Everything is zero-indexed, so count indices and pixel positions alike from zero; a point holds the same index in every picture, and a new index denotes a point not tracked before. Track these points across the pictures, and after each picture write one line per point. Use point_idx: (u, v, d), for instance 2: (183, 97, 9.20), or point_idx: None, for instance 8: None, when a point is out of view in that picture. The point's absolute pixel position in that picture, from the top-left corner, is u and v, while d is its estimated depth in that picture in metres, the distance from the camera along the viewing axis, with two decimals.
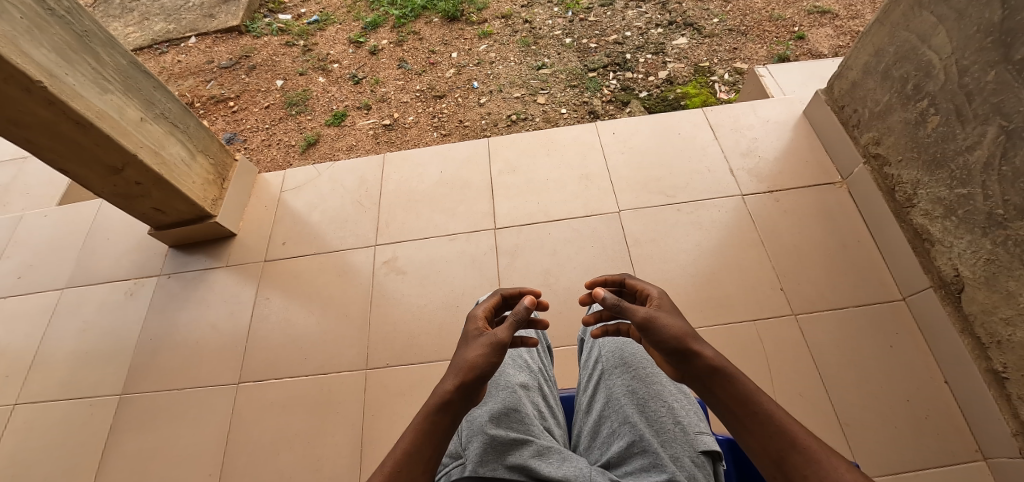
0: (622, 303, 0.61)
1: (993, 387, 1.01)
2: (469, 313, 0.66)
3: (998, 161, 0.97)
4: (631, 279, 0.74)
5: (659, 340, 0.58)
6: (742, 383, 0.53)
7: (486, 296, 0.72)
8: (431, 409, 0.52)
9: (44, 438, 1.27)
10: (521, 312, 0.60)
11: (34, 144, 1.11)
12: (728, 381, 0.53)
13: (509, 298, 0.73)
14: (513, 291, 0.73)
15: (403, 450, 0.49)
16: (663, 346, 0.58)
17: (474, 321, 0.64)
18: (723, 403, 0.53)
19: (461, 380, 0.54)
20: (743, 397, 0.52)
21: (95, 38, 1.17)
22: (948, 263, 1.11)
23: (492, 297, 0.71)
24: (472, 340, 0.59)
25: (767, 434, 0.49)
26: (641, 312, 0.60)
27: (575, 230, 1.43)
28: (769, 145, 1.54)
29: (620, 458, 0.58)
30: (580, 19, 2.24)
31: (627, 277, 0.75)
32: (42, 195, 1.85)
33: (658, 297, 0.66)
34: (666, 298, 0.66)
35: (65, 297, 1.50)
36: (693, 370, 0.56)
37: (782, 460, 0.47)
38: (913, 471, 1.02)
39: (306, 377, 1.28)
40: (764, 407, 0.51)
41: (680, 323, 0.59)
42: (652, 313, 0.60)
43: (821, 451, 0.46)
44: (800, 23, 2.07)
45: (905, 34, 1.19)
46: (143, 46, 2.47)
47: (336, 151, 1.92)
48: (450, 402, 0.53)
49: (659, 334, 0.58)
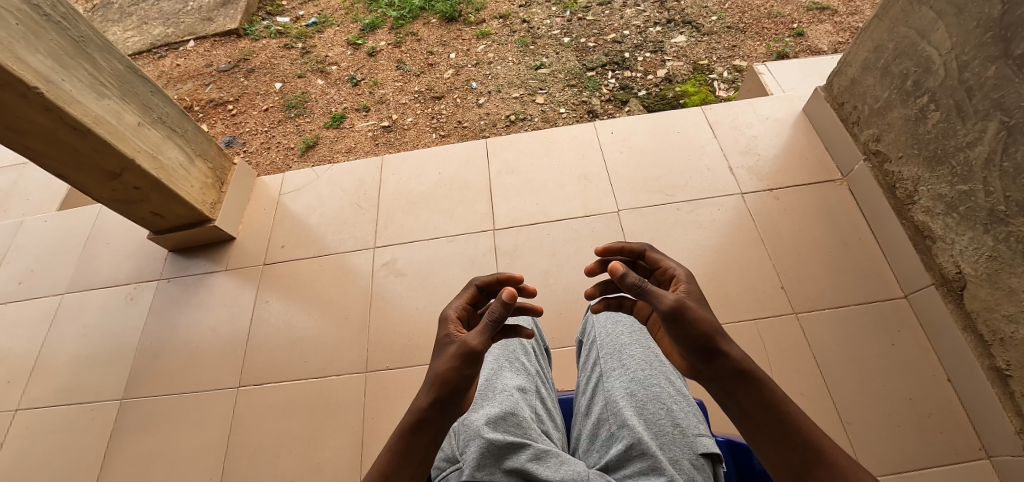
0: (646, 284, 0.56)
1: (997, 385, 1.00)
2: (444, 316, 0.64)
3: (999, 156, 0.96)
4: (655, 253, 0.70)
5: (685, 331, 0.54)
6: (772, 390, 0.51)
7: (461, 289, 0.69)
8: (408, 428, 0.52)
9: (45, 443, 1.27)
10: (497, 307, 0.55)
11: (32, 150, 1.11)
12: (754, 384, 0.52)
13: (487, 287, 0.70)
14: (490, 279, 0.69)
15: (378, 472, 0.50)
16: (688, 340, 0.55)
17: (449, 325, 0.62)
18: (744, 408, 0.52)
19: (432, 397, 0.53)
20: (770, 403, 0.51)
21: (92, 44, 1.17)
22: (949, 260, 1.10)
23: (466, 291, 0.69)
24: (445, 350, 0.57)
25: (791, 447, 0.48)
26: (670, 299, 0.55)
27: (574, 230, 1.42)
28: (768, 143, 1.53)
29: (619, 461, 0.57)
30: (578, 19, 2.23)
31: (652, 249, 0.71)
32: (42, 200, 1.86)
33: (684, 278, 0.63)
34: (695, 285, 0.62)
35: (66, 302, 1.50)
36: (714, 370, 0.54)
37: (805, 474, 0.47)
38: (916, 470, 1.01)
39: (305, 380, 1.28)
40: (788, 414, 0.50)
41: (710, 315, 0.56)
42: (681, 299, 0.55)
43: (846, 465, 0.46)
44: (799, 19, 2.06)
45: (904, 30, 1.18)
46: (142, 50, 2.48)
47: (335, 153, 1.92)
48: (427, 416, 0.52)
49: (686, 324, 0.54)
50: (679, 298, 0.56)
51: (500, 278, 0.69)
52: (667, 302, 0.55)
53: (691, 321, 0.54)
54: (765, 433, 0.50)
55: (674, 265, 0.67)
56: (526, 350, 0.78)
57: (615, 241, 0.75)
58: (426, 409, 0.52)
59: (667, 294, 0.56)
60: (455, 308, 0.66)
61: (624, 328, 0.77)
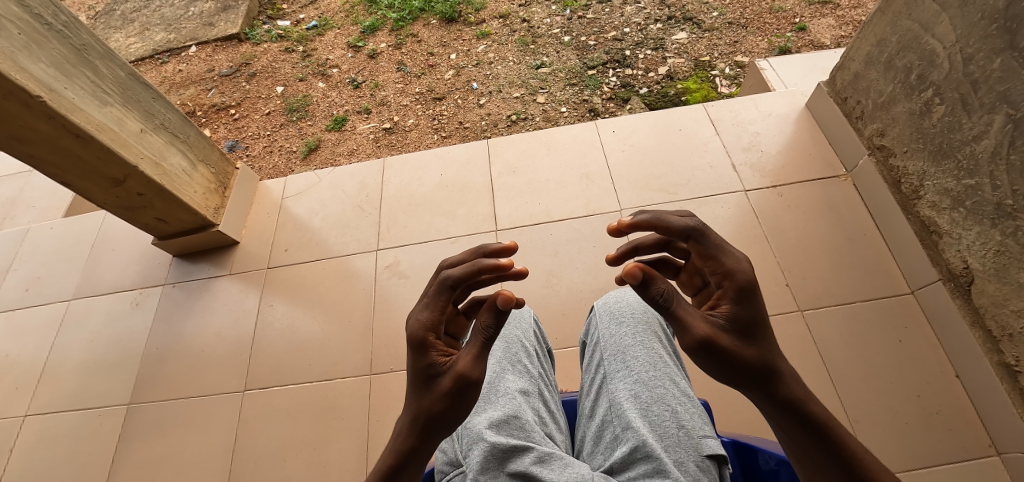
0: (676, 292, 0.51)
1: (1006, 380, 0.99)
2: (424, 340, 0.54)
3: (1005, 150, 0.95)
4: (700, 244, 0.56)
5: (711, 361, 0.51)
6: (836, 434, 0.48)
7: (429, 294, 0.56)
8: (387, 472, 0.52)
9: (54, 449, 1.28)
10: (488, 319, 0.53)
11: (36, 158, 1.12)
12: (811, 425, 0.48)
13: (459, 281, 0.56)
14: (466, 273, 0.56)
15: None
16: (715, 367, 0.51)
17: (433, 349, 0.55)
18: (801, 444, 0.49)
19: (419, 438, 0.52)
20: (838, 451, 0.47)
21: (93, 51, 1.18)
22: (957, 255, 1.09)
23: (439, 299, 0.56)
24: (434, 384, 0.53)
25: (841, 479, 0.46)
26: (699, 332, 0.50)
27: (576, 229, 1.42)
28: (770, 140, 1.52)
29: (623, 464, 0.57)
30: (578, 17, 2.23)
31: (695, 233, 0.56)
32: (49, 207, 1.88)
33: (730, 292, 0.53)
34: (748, 308, 0.52)
35: (73, 309, 1.52)
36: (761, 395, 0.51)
37: None
38: (925, 468, 1.00)
39: (309, 383, 1.28)
40: (858, 462, 0.46)
41: (748, 351, 0.51)
42: (712, 333, 0.50)
43: None
44: (800, 14, 2.05)
45: (907, 23, 1.17)
46: (143, 56, 2.49)
47: (337, 156, 1.93)
48: (412, 455, 0.52)
49: (709, 357, 0.50)
50: (709, 329, 0.51)
51: (480, 268, 0.55)
52: (692, 334, 0.50)
53: (723, 352, 0.50)
54: (824, 475, 0.48)
55: (729, 261, 0.54)
56: (527, 351, 0.76)
57: (653, 213, 0.57)
58: (415, 450, 0.52)
59: (698, 318, 0.51)
60: (431, 322, 0.55)
61: (627, 327, 0.75)
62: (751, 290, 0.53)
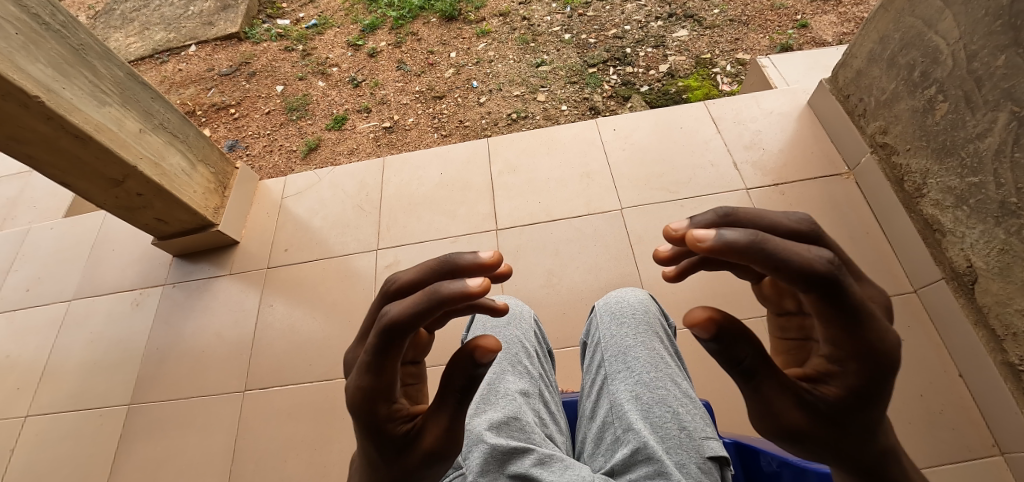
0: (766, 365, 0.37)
1: (1010, 380, 0.99)
2: (371, 413, 0.39)
3: (1010, 147, 0.94)
4: (831, 305, 0.32)
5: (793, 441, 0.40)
6: None
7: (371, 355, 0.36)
8: None
9: (55, 449, 1.28)
10: (463, 382, 0.40)
11: (35, 159, 1.12)
12: None
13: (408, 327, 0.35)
14: (421, 320, 0.35)
15: None
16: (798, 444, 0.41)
17: (389, 420, 0.40)
18: None
19: None
20: None
21: (92, 51, 1.17)
22: (960, 254, 1.09)
23: (387, 360, 0.37)
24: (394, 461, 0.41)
25: None
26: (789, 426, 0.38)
27: (578, 229, 1.41)
28: (772, 138, 1.51)
29: (624, 466, 0.56)
30: (579, 14, 2.22)
31: (836, 287, 0.31)
32: (50, 207, 1.88)
33: (850, 378, 0.35)
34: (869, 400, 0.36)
35: (74, 309, 1.52)
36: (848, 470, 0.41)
37: None
38: (927, 468, 1.00)
39: (310, 383, 1.28)
40: None
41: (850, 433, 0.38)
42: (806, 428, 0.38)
43: None
44: (802, 11, 2.04)
45: (910, 20, 1.16)
46: (143, 56, 2.49)
47: (337, 155, 1.92)
48: None
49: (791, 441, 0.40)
50: (802, 417, 0.38)
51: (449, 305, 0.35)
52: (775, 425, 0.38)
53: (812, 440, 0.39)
54: None
55: (865, 340, 0.33)
56: (528, 352, 0.75)
57: (753, 238, 0.31)
58: None
59: (790, 404, 0.38)
60: (378, 391, 0.38)
61: (628, 327, 0.74)
62: (885, 377, 0.35)
